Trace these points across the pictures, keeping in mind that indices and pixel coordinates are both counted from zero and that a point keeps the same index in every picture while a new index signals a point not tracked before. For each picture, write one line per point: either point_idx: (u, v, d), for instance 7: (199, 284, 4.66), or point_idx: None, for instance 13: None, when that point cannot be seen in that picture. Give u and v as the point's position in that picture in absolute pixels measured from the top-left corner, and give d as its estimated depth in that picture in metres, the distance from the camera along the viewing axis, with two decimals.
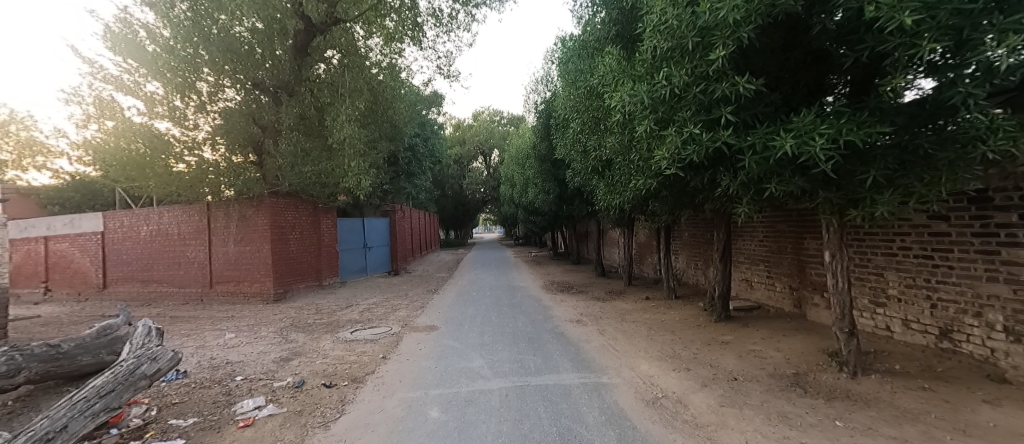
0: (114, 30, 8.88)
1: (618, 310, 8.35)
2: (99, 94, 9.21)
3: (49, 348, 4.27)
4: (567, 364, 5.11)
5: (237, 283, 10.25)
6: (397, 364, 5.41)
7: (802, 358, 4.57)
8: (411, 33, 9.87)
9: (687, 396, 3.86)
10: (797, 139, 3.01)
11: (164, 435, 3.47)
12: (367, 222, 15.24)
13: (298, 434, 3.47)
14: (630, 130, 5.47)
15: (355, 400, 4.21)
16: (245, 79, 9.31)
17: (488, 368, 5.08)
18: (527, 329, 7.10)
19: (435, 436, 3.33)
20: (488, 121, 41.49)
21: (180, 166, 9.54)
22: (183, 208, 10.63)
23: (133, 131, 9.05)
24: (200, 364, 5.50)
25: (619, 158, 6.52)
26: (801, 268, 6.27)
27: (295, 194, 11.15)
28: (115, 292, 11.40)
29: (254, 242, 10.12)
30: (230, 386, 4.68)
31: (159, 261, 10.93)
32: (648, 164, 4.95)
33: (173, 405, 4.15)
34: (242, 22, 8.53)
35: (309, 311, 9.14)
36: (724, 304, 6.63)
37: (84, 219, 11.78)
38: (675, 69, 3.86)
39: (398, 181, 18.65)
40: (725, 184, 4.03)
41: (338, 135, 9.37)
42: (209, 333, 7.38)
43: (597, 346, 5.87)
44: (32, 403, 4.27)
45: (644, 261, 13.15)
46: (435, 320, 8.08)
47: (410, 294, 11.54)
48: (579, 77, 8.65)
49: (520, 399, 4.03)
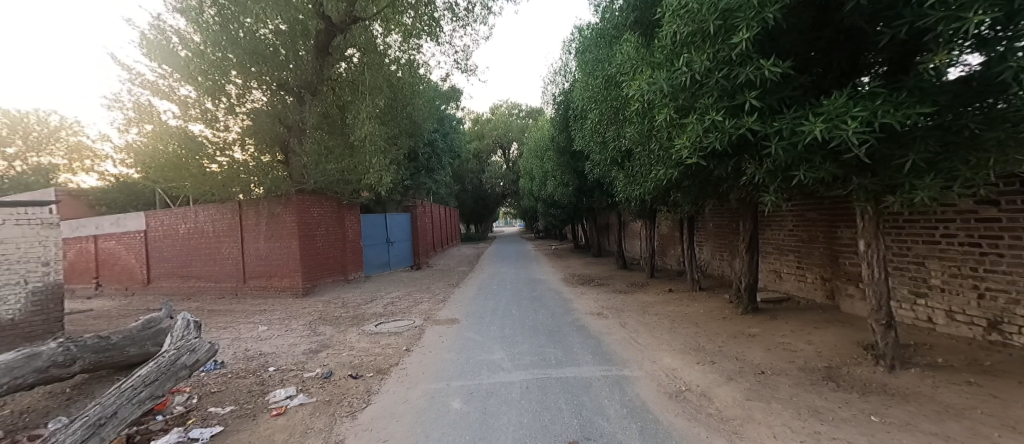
0: (149, 38, 9.21)
1: (640, 302, 8.23)
2: (138, 99, 9.62)
3: (100, 340, 4.51)
4: (588, 357, 5.09)
5: (270, 278, 10.60)
6: (419, 356, 5.49)
7: (834, 351, 4.40)
8: (428, 29, 9.92)
9: (712, 389, 3.78)
10: (827, 123, 2.87)
11: (204, 421, 3.64)
12: (389, 217, 15.43)
13: (326, 423, 3.57)
14: (649, 119, 5.40)
15: (380, 391, 4.29)
16: (270, 80, 9.57)
17: (509, 360, 5.11)
18: (548, 322, 7.08)
19: (457, 427, 3.37)
20: (507, 114, 41.21)
21: (212, 166, 9.80)
22: (217, 207, 11.02)
23: (169, 134, 9.41)
24: (235, 356, 5.73)
25: (637, 148, 6.41)
26: (834, 257, 6.03)
27: (321, 191, 11.29)
28: (158, 287, 11.95)
29: (283, 239, 10.41)
30: (263, 376, 4.85)
31: (197, 258, 11.39)
32: (668, 154, 4.86)
33: (212, 394, 4.33)
34: (267, 25, 8.85)
35: (336, 305, 9.37)
36: (751, 296, 6.45)
37: (129, 218, 12.34)
38: (696, 55, 3.78)
39: (419, 176, 18.89)
40: (750, 172, 3.89)
41: (359, 133, 9.65)
42: (244, 325, 7.67)
43: (618, 339, 5.82)
44: (86, 390, 4.54)
45: (667, 252, 12.92)
46: (457, 313, 8.14)
47: (432, 288, 11.68)
48: (597, 67, 8.52)
49: (540, 391, 4.04)
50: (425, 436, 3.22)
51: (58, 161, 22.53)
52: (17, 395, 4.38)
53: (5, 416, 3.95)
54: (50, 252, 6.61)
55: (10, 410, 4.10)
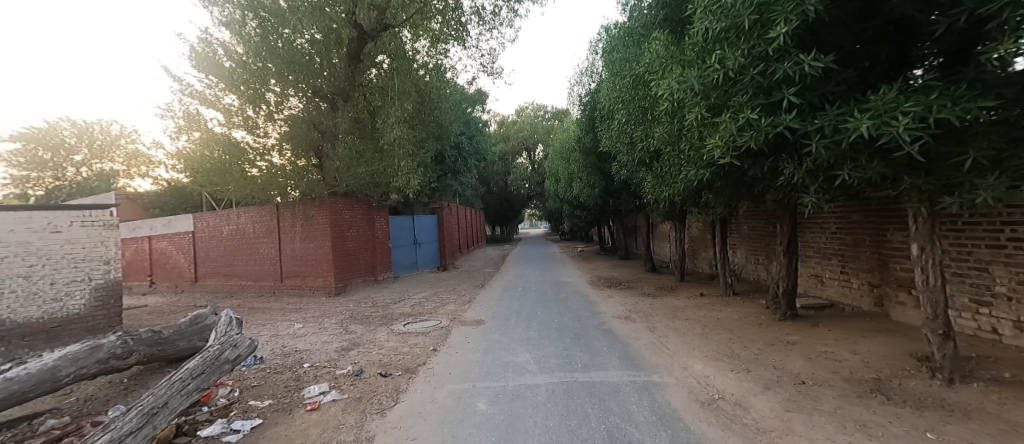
0: (197, 50, 9.74)
1: (669, 306, 8.02)
2: (186, 108, 10.19)
3: (153, 334, 4.76)
4: (615, 361, 4.98)
5: (305, 278, 10.96)
6: (446, 356, 5.53)
7: (884, 362, 4.14)
8: (455, 33, 10.03)
9: (747, 399, 3.63)
10: (875, 120, 2.71)
11: (245, 414, 3.82)
12: (417, 219, 15.68)
13: (357, 419, 3.64)
14: (679, 119, 5.26)
15: (408, 390, 4.34)
16: (306, 88, 9.91)
17: (535, 363, 5.07)
18: (574, 325, 7.00)
19: (483, 428, 3.36)
20: (532, 116, 41.32)
21: (253, 171, 10.17)
22: (256, 209, 11.50)
23: (214, 140, 9.91)
24: (273, 352, 5.94)
25: (667, 148, 6.26)
26: (882, 262, 5.69)
27: (352, 193, 11.57)
28: (204, 285, 12.59)
29: (317, 240, 10.74)
30: (299, 372, 5.00)
31: (239, 257, 11.92)
32: (700, 154, 4.71)
33: (252, 388, 4.51)
34: (303, 35, 9.17)
35: (366, 304, 9.60)
36: (790, 302, 6.17)
37: (178, 220, 13.06)
38: (730, 51, 3.65)
39: (446, 179, 19.13)
40: (789, 172, 3.73)
41: (389, 136, 9.88)
42: (281, 323, 7.96)
43: (647, 344, 5.68)
44: (141, 381, 4.81)
45: (698, 256, 12.55)
46: (482, 314, 8.16)
47: (458, 289, 11.77)
48: (624, 66, 8.39)
49: (567, 395, 3.98)
50: (452, 436, 3.23)
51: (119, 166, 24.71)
52: (81, 383, 4.70)
53: (71, 403, 4.25)
54: (111, 252, 7.08)
55: (75, 398, 4.40)
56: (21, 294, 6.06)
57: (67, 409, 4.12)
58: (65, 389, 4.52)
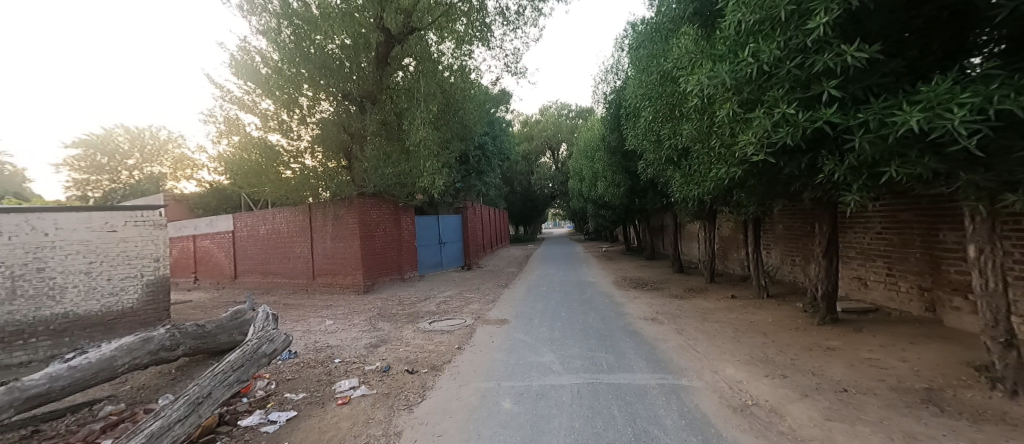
0: (237, 58, 10.20)
1: (699, 308, 7.80)
2: (226, 113, 10.68)
3: (197, 327, 5.00)
4: (642, 363, 4.88)
5: (335, 276, 11.27)
6: (471, 355, 5.55)
7: (936, 371, 3.88)
8: (480, 34, 10.06)
9: (784, 406, 3.48)
10: (926, 112, 2.54)
11: (281, 405, 3.98)
12: (442, 219, 15.85)
13: (385, 414, 3.71)
14: (709, 115, 5.11)
15: (434, 387, 4.38)
16: (336, 91, 10.19)
17: (559, 363, 5.03)
18: (600, 326, 6.90)
19: (508, 427, 3.35)
20: (556, 115, 41.23)
21: (287, 172, 10.58)
22: (290, 209, 11.90)
23: (251, 143, 10.32)
24: (306, 346, 6.13)
25: (696, 146, 6.08)
26: (934, 264, 5.35)
27: (380, 193, 11.78)
28: (243, 282, 13.13)
29: (346, 239, 11.02)
30: (330, 367, 5.14)
31: (274, 256, 12.37)
32: (731, 151, 4.56)
33: (287, 381, 4.67)
34: (334, 40, 9.42)
35: (393, 302, 9.78)
36: (829, 305, 5.89)
37: (219, 220, 13.67)
38: (764, 44, 3.51)
39: (470, 179, 19.27)
40: (828, 169, 3.55)
41: (414, 137, 10.03)
42: (313, 319, 8.22)
43: (676, 346, 5.54)
44: (187, 372, 5.07)
45: (729, 256, 12.16)
46: (507, 314, 8.16)
47: (483, 288, 11.83)
48: (651, 62, 8.21)
49: (592, 396, 3.92)
50: (477, 434, 3.24)
51: (167, 170, 26.38)
52: (134, 373, 5.00)
53: (125, 392, 4.53)
54: (161, 250, 7.50)
55: (129, 387, 4.69)
56: (82, 289, 6.52)
57: (123, 397, 4.40)
58: (121, 377, 4.83)
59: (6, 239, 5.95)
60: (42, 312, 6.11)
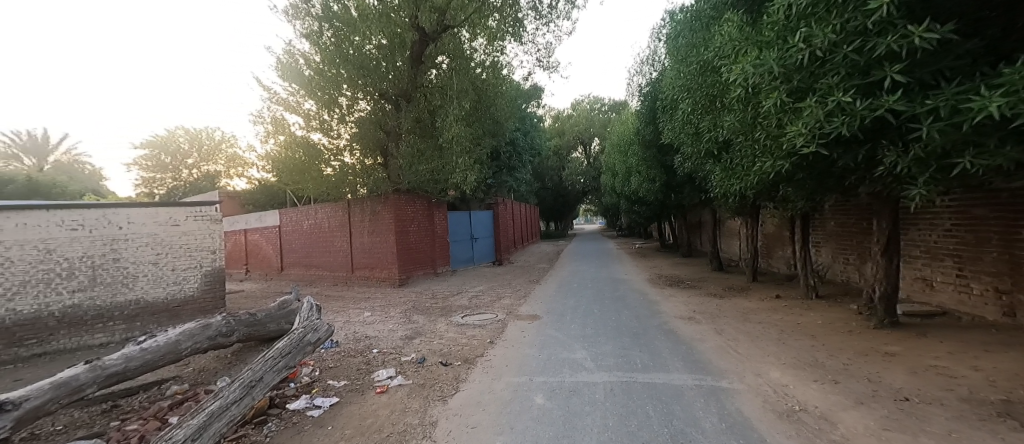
0: (283, 61, 10.71)
1: (740, 308, 7.49)
2: (273, 113, 11.23)
3: (249, 315, 5.30)
4: (679, 363, 4.74)
5: (372, 269, 11.63)
6: (504, 349, 5.58)
7: (1014, 382, 3.54)
8: (512, 29, 10.14)
9: (835, 413, 3.28)
10: (1007, 97, 2.30)
11: (324, 392, 4.15)
12: (474, 215, 16.00)
13: (421, 405, 3.79)
14: (754, 105, 4.86)
15: (468, 380, 4.43)
16: (374, 90, 10.47)
17: (592, 361, 4.96)
18: (635, 324, 6.75)
19: (540, 421, 3.35)
20: (589, 109, 40.76)
21: (328, 170, 10.99)
22: (331, 205, 12.38)
23: (296, 142, 10.77)
24: (346, 337, 6.37)
25: (738, 138, 5.82)
26: (1012, 265, 4.88)
27: (414, 190, 11.97)
28: (288, 274, 13.81)
29: (382, 234, 11.33)
30: (369, 357, 5.31)
31: (316, 249, 12.92)
32: (778, 143, 4.32)
33: (330, 368, 4.87)
34: (370, 41, 9.70)
35: (427, 296, 10.00)
36: (888, 307, 5.49)
37: (266, 215, 14.43)
38: (818, 28, 3.29)
39: (502, 175, 19.32)
40: (890, 161, 3.29)
41: (448, 134, 10.23)
42: (352, 310, 8.53)
43: (715, 347, 5.34)
44: (242, 357, 5.40)
45: (773, 254, 11.58)
46: (539, 310, 8.14)
47: (514, 284, 11.86)
48: (691, 52, 7.90)
49: (626, 395, 3.85)
50: (510, 427, 3.25)
51: (222, 169, 28.25)
52: (196, 356, 5.38)
53: (189, 373, 4.89)
54: (217, 243, 7.97)
55: (192, 368, 5.06)
56: (150, 278, 7.11)
57: (187, 378, 4.75)
58: (184, 359, 5.21)
59: (86, 232, 6.54)
60: (118, 298, 6.74)
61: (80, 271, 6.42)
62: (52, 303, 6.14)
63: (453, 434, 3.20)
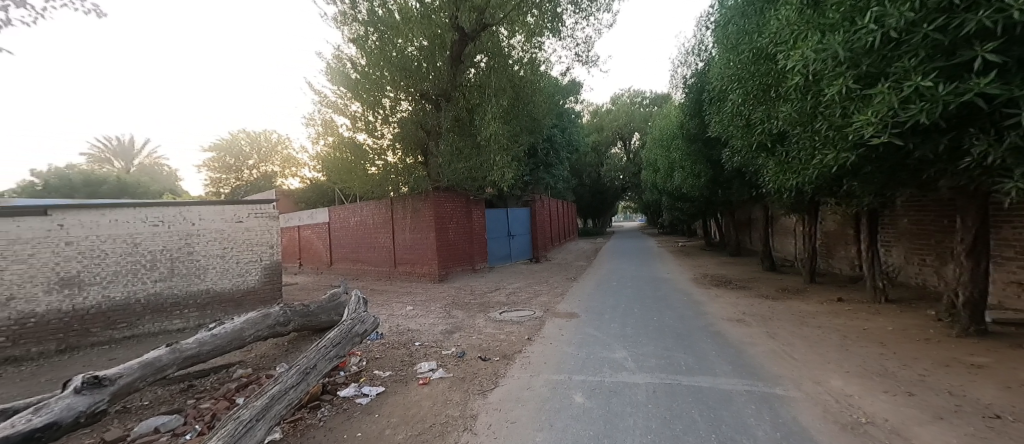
0: (331, 66, 11.24)
1: (796, 311, 7.03)
2: (322, 116, 11.80)
3: (304, 306, 5.59)
4: (727, 367, 4.52)
5: (414, 265, 11.96)
6: (542, 346, 5.55)
7: None
8: (551, 25, 10.22)
9: (909, 428, 3.00)
10: None
11: (371, 381, 4.32)
12: (511, 212, 16.04)
13: (462, 398, 3.85)
14: (815, 93, 4.54)
15: (507, 375, 4.45)
16: (415, 91, 10.75)
17: (633, 361, 4.84)
18: (679, 325, 6.50)
19: (580, 420, 3.30)
20: (629, 104, 39.89)
21: (372, 169, 11.36)
22: (375, 202, 12.84)
23: (343, 144, 11.24)
24: (390, 329, 6.60)
25: (795, 129, 5.45)
26: None
27: (453, 188, 12.11)
28: (336, 268, 14.51)
29: (423, 231, 11.60)
30: (411, 349, 5.47)
31: (362, 245, 13.46)
32: (843, 133, 4.01)
33: (375, 359, 5.05)
34: (413, 42, 10.02)
35: (466, 291, 10.17)
36: (973, 314, 4.97)
37: (317, 212, 15.21)
38: (892, 6, 3.02)
39: (539, 172, 19.07)
40: (979, 152, 2.96)
41: (485, 132, 10.31)
42: (395, 304, 8.83)
43: (767, 351, 5.05)
44: (298, 345, 5.73)
45: (834, 254, 10.78)
46: (577, 308, 8.04)
47: (552, 281, 11.80)
48: (743, 39, 7.46)
49: (670, 398, 3.72)
50: (549, 425, 3.23)
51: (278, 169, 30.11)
52: (257, 343, 5.76)
53: (252, 358, 5.25)
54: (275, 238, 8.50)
55: (254, 354, 5.43)
56: (218, 270, 7.68)
57: (250, 363, 5.11)
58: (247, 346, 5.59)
59: (165, 228, 7.17)
60: (192, 288, 7.37)
61: (161, 263, 7.08)
62: (137, 291, 6.81)
63: (493, 428, 3.23)
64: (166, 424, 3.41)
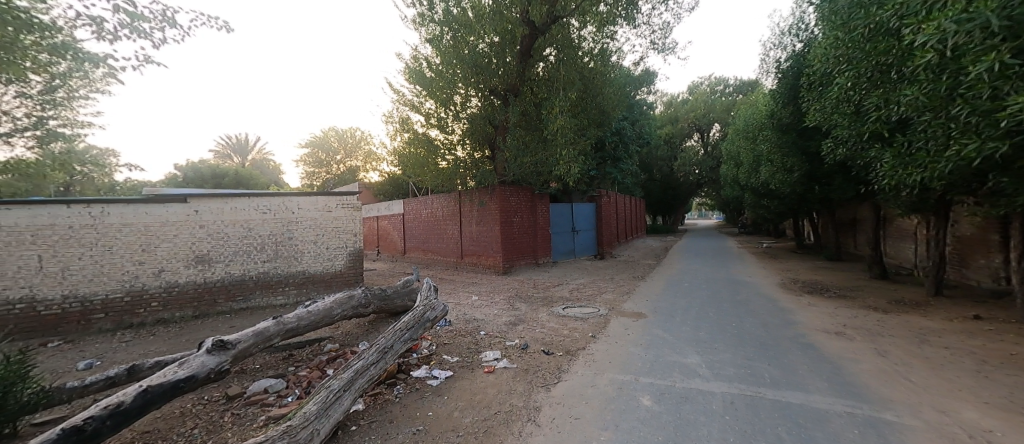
0: (409, 66, 11.84)
1: (910, 327, 6.09)
2: (400, 113, 12.51)
3: (381, 290, 5.98)
4: (821, 383, 4.05)
5: (479, 256, 12.28)
6: (608, 345, 5.39)
7: None
8: (625, 13, 9.74)
9: None
10: None
11: (440, 365, 4.51)
12: (576, 207, 15.76)
13: (527, 389, 3.88)
14: (953, 72, 3.87)
15: (570, 371, 4.40)
16: (484, 87, 10.95)
17: (707, 367, 4.52)
18: (762, 333, 5.94)
19: (649, 424, 3.17)
20: (708, 93, 37.28)
21: (443, 164, 11.77)
22: (445, 195, 13.35)
23: (416, 140, 11.72)
24: (456, 317, 6.84)
25: (920, 116, 4.71)
26: None
27: (518, 182, 12.16)
28: (409, 257, 15.38)
29: (489, 223, 11.84)
30: (476, 338, 5.62)
31: (432, 235, 14.11)
32: (992, 119, 3.38)
33: (443, 345, 5.26)
34: (484, 39, 10.29)
35: (530, 285, 10.22)
36: None
37: (393, 204, 16.22)
38: None
39: (605, 166, 18.52)
40: None
41: (551, 126, 10.19)
42: (462, 293, 9.14)
43: (872, 370, 4.44)
44: (376, 326, 6.16)
45: (967, 263, 9.15)
46: (645, 308, 7.70)
47: (619, 279, 11.42)
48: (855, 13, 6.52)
49: (751, 411, 3.43)
50: (616, 425, 3.14)
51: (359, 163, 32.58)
52: (342, 321, 6.30)
53: (338, 335, 5.75)
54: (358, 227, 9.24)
55: (339, 331, 5.94)
56: (312, 254, 8.46)
57: (336, 339, 5.59)
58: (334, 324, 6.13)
59: (271, 216, 8.07)
60: (291, 269, 8.23)
61: (268, 246, 7.99)
62: (250, 269, 7.79)
63: (557, 422, 3.21)
64: (273, 385, 3.87)
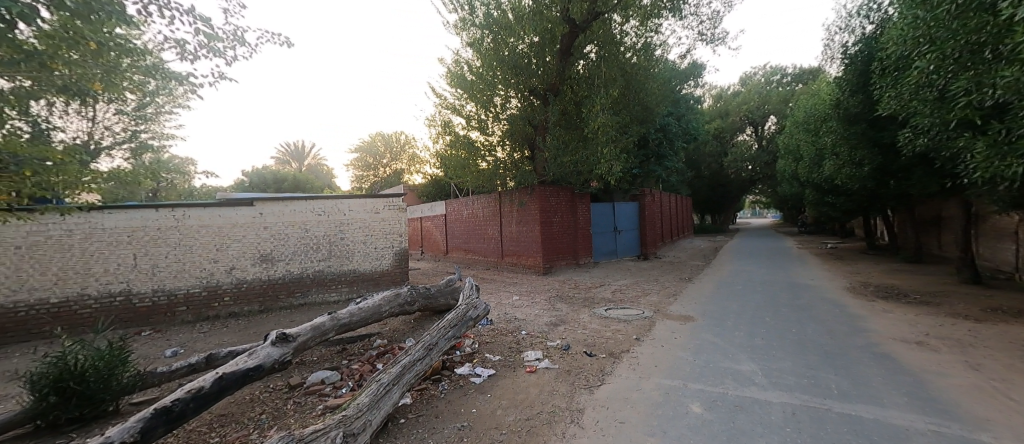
0: (451, 70, 12.10)
1: (1007, 338, 5.39)
2: (442, 117, 12.81)
3: (425, 289, 6.14)
4: (897, 398, 3.68)
5: (519, 256, 12.29)
6: (653, 348, 5.21)
7: None
8: (670, 5, 9.28)
9: None
10: None
11: (483, 363, 4.57)
12: (618, 206, 15.39)
13: (569, 390, 3.84)
14: None
15: (614, 373, 4.29)
16: (524, 87, 11.00)
17: (764, 376, 4.24)
18: (825, 341, 5.50)
19: (700, 433, 3.03)
20: (763, 83, 35.10)
21: (483, 164, 11.94)
22: (486, 196, 13.50)
23: (456, 142, 11.99)
24: (497, 317, 6.89)
25: (1019, 99, 4.15)
26: None
27: (558, 181, 12.05)
28: (451, 256, 15.69)
29: (528, 224, 11.82)
30: (517, 338, 5.63)
31: (473, 236, 14.32)
32: None
33: (485, 343, 5.32)
34: (524, 40, 10.23)
35: (571, 285, 10.11)
36: None
37: (437, 205, 16.62)
38: None
39: (649, 164, 17.94)
40: None
41: (592, 124, 10.03)
42: (503, 293, 9.20)
43: (959, 385, 3.97)
44: (421, 323, 6.33)
45: None
46: (693, 311, 7.37)
47: (666, 280, 11.02)
48: None
49: (815, 424, 3.18)
50: (663, 432, 3.03)
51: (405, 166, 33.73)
52: (390, 318, 6.54)
53: (386, 331, 5.98)
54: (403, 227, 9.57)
55: (388, 328, 6.17)
56: (363, 253, 8.86)
57: (384, 335, 5.81)
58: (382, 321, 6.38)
59: (325, 217, 8.55)
60: (343, 267, 8.66)
61: (322, 246, 8.46)
62: (307, 267, 8.28)
63: (601, 425, 3.15)
64: (328, 377, 4.08)
